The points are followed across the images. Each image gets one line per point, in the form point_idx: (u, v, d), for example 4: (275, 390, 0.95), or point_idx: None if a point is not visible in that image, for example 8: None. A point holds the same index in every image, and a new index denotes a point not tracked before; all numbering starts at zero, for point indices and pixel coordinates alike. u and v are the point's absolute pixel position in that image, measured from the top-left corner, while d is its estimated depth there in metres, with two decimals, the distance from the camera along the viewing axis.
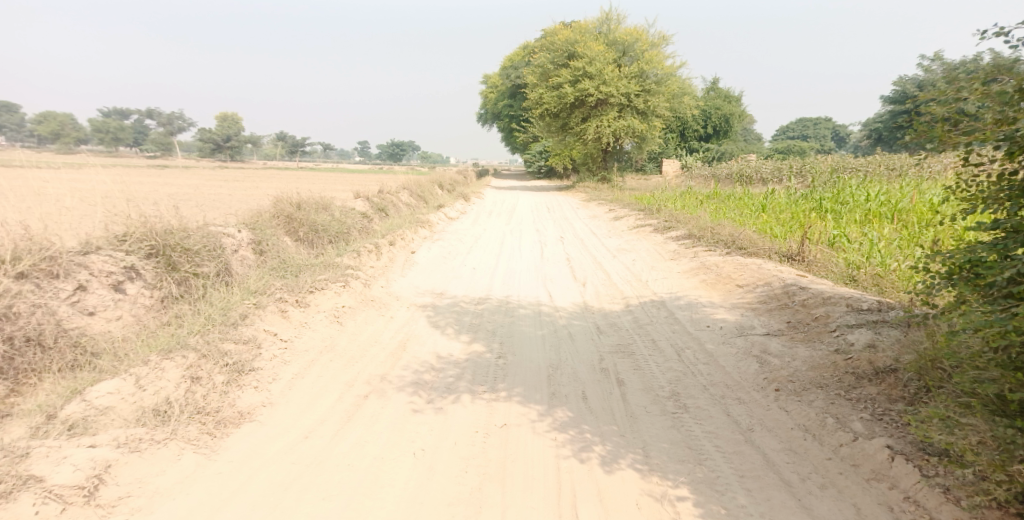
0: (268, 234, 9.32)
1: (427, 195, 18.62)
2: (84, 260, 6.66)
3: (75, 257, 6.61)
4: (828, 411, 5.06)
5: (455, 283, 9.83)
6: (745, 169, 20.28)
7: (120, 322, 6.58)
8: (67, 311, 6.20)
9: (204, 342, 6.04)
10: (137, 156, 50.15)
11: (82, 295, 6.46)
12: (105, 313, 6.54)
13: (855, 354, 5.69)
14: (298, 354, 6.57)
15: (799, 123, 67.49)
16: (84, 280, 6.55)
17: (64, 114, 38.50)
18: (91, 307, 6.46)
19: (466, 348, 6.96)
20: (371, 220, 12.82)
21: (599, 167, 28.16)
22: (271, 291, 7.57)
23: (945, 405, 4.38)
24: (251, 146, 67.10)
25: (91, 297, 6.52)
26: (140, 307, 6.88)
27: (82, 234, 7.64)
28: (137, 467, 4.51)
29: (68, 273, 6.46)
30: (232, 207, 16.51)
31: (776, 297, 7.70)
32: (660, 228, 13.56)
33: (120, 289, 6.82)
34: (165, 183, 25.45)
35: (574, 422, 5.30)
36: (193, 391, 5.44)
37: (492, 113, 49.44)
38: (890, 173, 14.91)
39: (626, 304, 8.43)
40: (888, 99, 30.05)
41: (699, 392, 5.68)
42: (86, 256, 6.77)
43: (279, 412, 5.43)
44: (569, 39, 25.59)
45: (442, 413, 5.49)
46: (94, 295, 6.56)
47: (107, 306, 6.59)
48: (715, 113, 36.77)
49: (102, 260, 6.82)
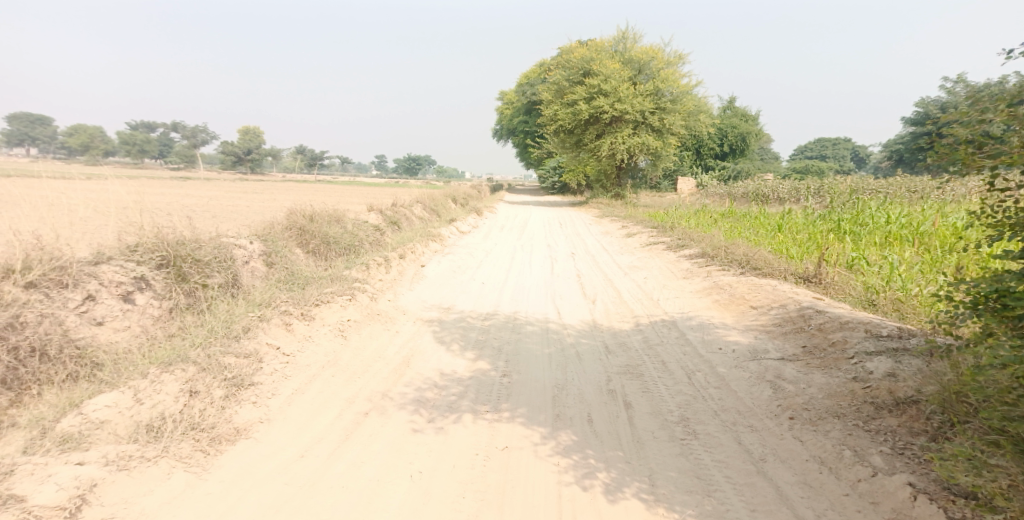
0: (279, 246, 9.26)
1: (441, 209, 18.58)
2: (93, 270, 6.59)
3: (85, 267, 6.55)
4: (844, 442, 4.84)
5: (463, 298, 9.69)
6: (761, 188, 20.06)
7: (127, 332, 6.49)
8: (74, 321, 6.12)
9: (206, 355, 5.92)
10: (157, 167, 50.70)
11: (90, 305, 6.38)
12: (112, 324, 6.45)
13: (874, 382, 5.47)
14: (300, 368, 6.45)
15: (817, 143, 67.04)
16: (93, 289, 6.48)
17: (94, 127, 39.33)
18: (99, 317, 6.37)
19: (470, 366, 6.80)
20: (383, 234, 12.74)
21: (613, 184, 28.03)
22: (276, 303, 7.47)
23: (971, 443, 4.18)
24: (270, 158, 67.80)
25: (100, 307, 6.44)
26: (147, 318, 6.79)
27: (95, 243, 7.60)
28: (124, 486, 4.40)
29: (77, 282, 6.40)
30: (249, 218, 16.55)
31: (791, 320, 7.49)
32: (673, 246, 13.37)
33: (129, 299, 6.73)
34: (187, 194, 25.75)
35: (578, 447, 5.12)
36: (190, 405, 5.32)
37: (508, 129, 49.58)
38: (911, 195, 14.65)
39: (636, 324, 8.24)
40: (909, 120, 29.75)
41: (710, 418, 5.48)
42: (97, 266, 6.71)
43: (276, 428, 5.29)
44: (585, 56, 25.63)
45: (442, 433, 5.32)
46: (102, 305, 6.48)
47: (115, 316, 6.51)
48: (731, 132, 36.59)
49: (112, 270, 6.76)
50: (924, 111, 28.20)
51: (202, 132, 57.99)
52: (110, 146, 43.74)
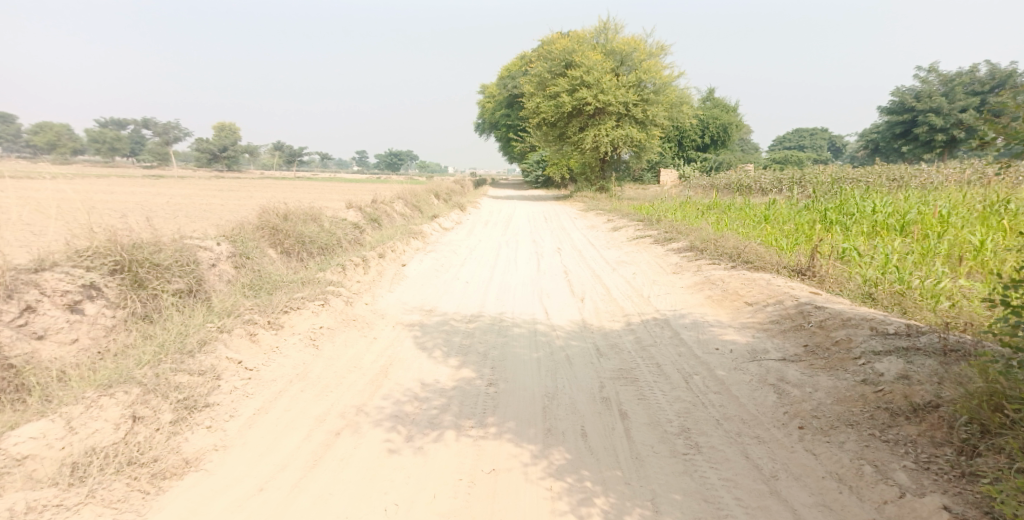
0: (249, 247, 8.68)
1: (422, 205, 18.02)
2: (34, 279, 6.01)
3: (24, 276, 5.97)
4: (862, 456, 4.44)
5: (445, 299, 9.19)
6: (744, 179, 19.70)
7: (75, 346, 5.98)
8: (11, 335, 5.60)
9: (154, 374, 5.49)
10: (131, 166, 49.54)
11: (31, 317, 5.83)
12: (57, 337, 5.92)
13: (886, 386, 5.05)
14: (264, 385, 5.94)
15: (796, 134, 67.20)
16: (34, 300, 5.91)
17: (61, 125, 38.24)
18: (40, 330, 5.83)
19: (453, 374, 6.30)
20: (362, 231, 12.19)
21: (597, 177, 27.57)
22: (240, 312, 6.91)
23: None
24: (248, 156, 66.87)
25: (42, 319, 5.89)
26: (99, 329, 6.25)
27: (42, 248, 6.98)
28: None
29: (14, 293, 5.82)
30: (221, 218, 15.87)
31: (789, 317, 7.05)
32: (659, 240, 12.96)
33: (76, 309, 6.17)
34: (155, 194, 24.95)
35: (573, 467, 4.68)
36: (132, 433, 4.95)
37: (489, 124, 48.98)
38: (892, 181, 14.29)
39: (626, 323, 7.80)
40: (884, 109, 29.70)
41: (712, 428, 5.04)
42: (38, 274, 6.13)
43: (234, 457, 4.90)
44: (566, 48, 25.10)
45: (421, 454, 4.89)
46: (45, 317, 5.93)
47: (61, 329, 5.98)
48: (712, 123, 36.29)
49: (56, 278, 6.17)
50: (900, 99, 28.23)
51: (175, 129, 55.65)
52: (81, 145, 42.43)
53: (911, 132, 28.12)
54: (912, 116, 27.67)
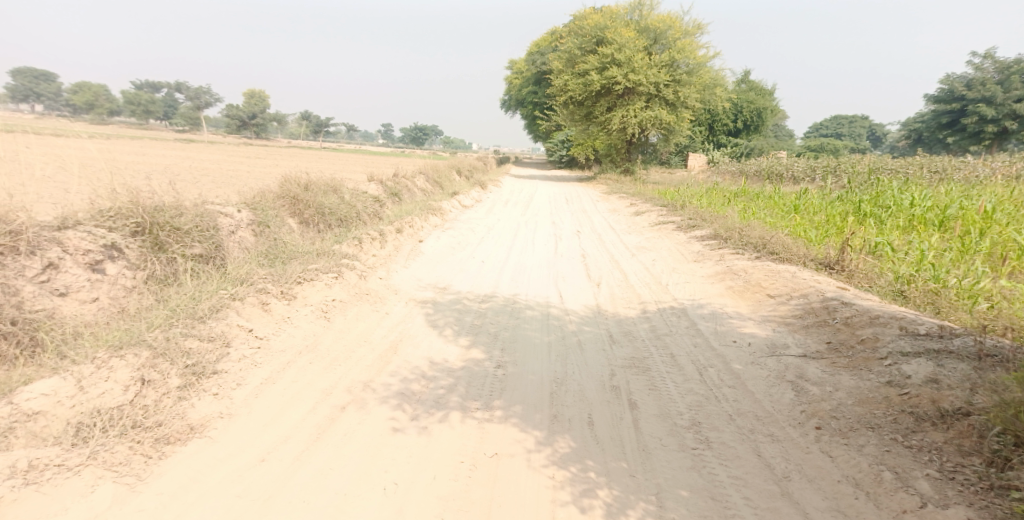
0: (269, 215, 8.62)
1: (444, 180, 17.88)
2: (57, 236, 5.99)
3: (47, 233, 5.95)
4: (882, 462, 4.26)
5: (461, 277, 9.06)
6: (775, 167, 19.22)
7: (95, 305, 5.96)
8: (33, 292, 5.59)
9: (165, 338, 5.45)
10: (164, 129, 50.17)
11: (53, 274, 5.82)
12: (78, 295, 5.91)
13: (912, 389, 4.84)
14: (273, 355, 5.88)
15: (832, 122, 65.67)
16: (56, 257, 5.89)
17: (100, 85, 39.01)
18: (62, 287, 5.83)
19: (462, 354, 6.19)
20: (382, 205, 12.10)
21: (623, 159, 27.19)
22: (254, 280, 6.85)
23: None
24: (277, 125, 67.23)
25: (63, 277, 5.88)
26: (119, 290, 6.23)
27: (65, 206, 6.96)
28: (37, 503, 4.07)
29: (37, 249, 5.80)
30: (246, 184, 15.91)
31: (813, 312, 6.82)
32: (683, 226, 12.68)
33: (97, 269, 6.16)
34: (186, 157, 25.24)
35: (577, 456, 4.56)
36: (141, 397, 4.92)
37: (517, 101, 48.51)
38: (932, 174, 13.80)
39: (642, 310, 7.63)
40: (930, 97, 28.85)
41: (724, 424, 4.87)
42: (62, 232, 6.11)
43: (238, 426, 4.85)
44: (597, 24, 24.59)
45: (424, 434, 4.80)
46: (67, 274, 5.91)
47: (82, 287, 5.96)
48: (747, 107, 35.54)
49: (79, 237, 6.15)
50: (948, 88, 27.41)
51: (208, 95, 55.79)
52: (116, 107, 43.05)
53: (959, 123, 27.28)
54: (960, 106, 26.85)
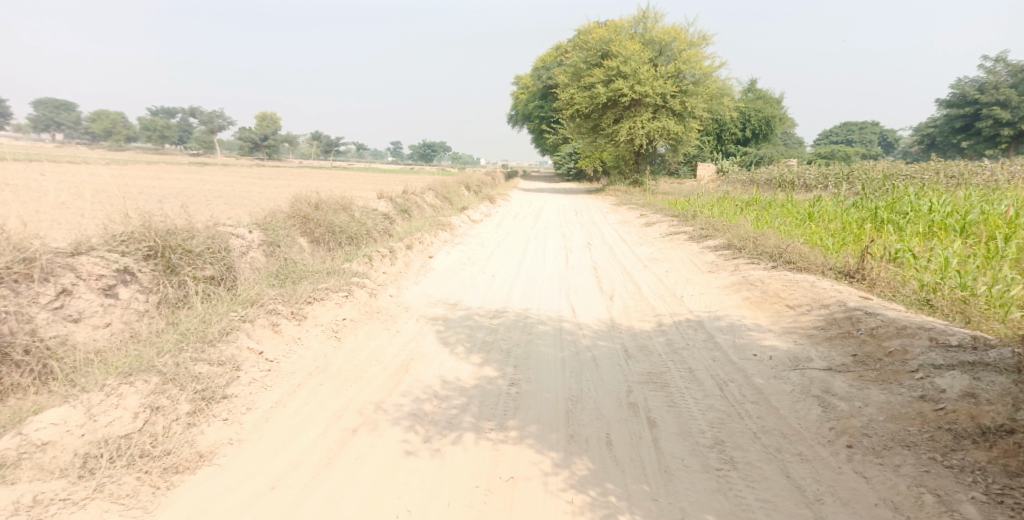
0: (280, 235, 8.53)
1: (453, 196, 17.81)
2: (70, 262, 5.91)
3: (60, 259, 5.86)
4: (921, 483, 4.07)
5: (471, 293, 8.92)
6: (786, 175, 19.00)
7: (108, 330, 5.87)
8: (46, 318, 5.50)
9: (174, 363, 5.32)
10: (177, 153, 50.73)
11: (66, 300, 5.72)
12: (91, 320, 5.81)
13: (948, 404, 4.65)
14: (283, 377, 5.75)
15: (842, 128, 65.30)
16: (69, 283, 5.80)
17: (117, 112, 39.65)
18: (75, 313, 5.73)
19: (475, 372, 6.03)
20: (392, 222, 12.01)
21: (631, 170, 27.07)
22: (264, 301, 6.74)
23: None
24: (288, 145, 67.78)
25: (76, 302, 5.77)
26: (132, 314, 6.13)
27: (78, 231, 6.89)
28: None
29: (50, 276, 5.72)
30: (258, 205, 15.92)
31: (836, 323, 6.61)
32: (695, 236, 12.49)
33: (110, 294, 6.06)
34: (198, 180, 25.43)
35: (597, 478, 4.38)
36: (150, 424, 4.79)
37: (524, 116, 48.62)
38: (948, 180, 13.56)
39: (658, 323, 7.45)
40: (942, 102, 28.56)
41: (749, 442, 4.68)
42: (75, 257, 6.03)
43: (248, 452, 4.71)
44: (603, 38, 24.57)
45: (438, 457, 4.63)
46: (80, 300, 5.82)
47: (95, 312, 5.87)
48: (755, 116, 35.35)
49: (92, 262, 6.06)
50: (960, 92, 27.14)
51: (220, 119, 56.34)
52: (131, 132, 43.65)
53: (973, 126, 26.96)
54: (974, 109, 26.55)
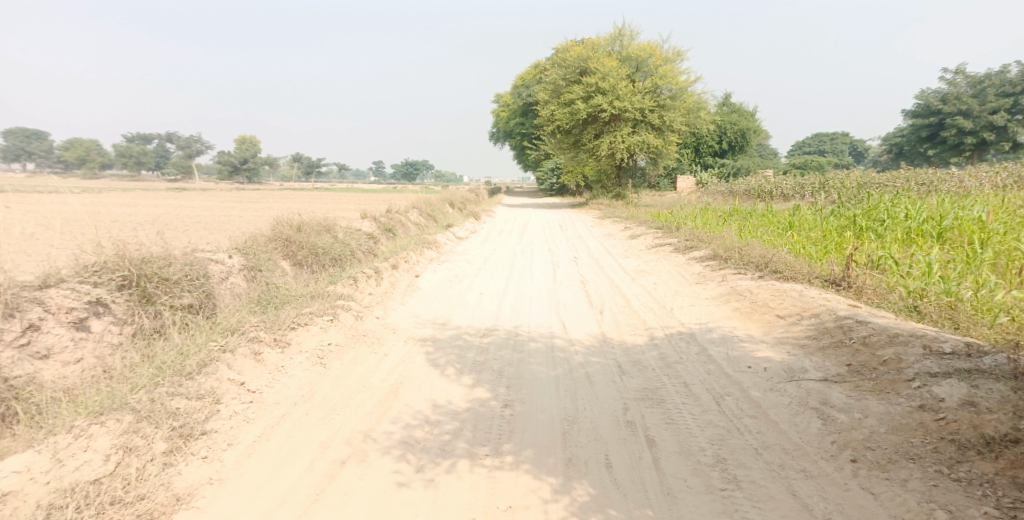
0: (262, 259, 8.34)
1: (437, 214, 17.68)
2: (38, 296, 5.68)
3: (27, 293, 5.64)
4: (931, 499, 3.97)
5: (458, 312, 8.77)
6: (764, 185, 19.10)
7: (79, 366, 5.64)
8: (12, 357, 5.27)
9: (149, 399, 5.12)
10: (155, 179, 50.29)
11: (33, 336, 5.49)
12: (61, 357, 5.58)
13: (949, 414, 4.57)
14: (266, 408, 5.55)
15: (816, 139, 66.15)
16: (37, 318, 5.57)
17: (91, 141, 39.22)
18: (43, 349, 5.50)
19: (466, 395, 5.87)
20: (376, 242, 11.84)
21: (613, 184, 27.13)
22: (245, 328, 6.54)
23: None
24: (267, 168, 67.38)
25: (45, 338, 5.55)
26: (105, 347, 5.90)
27: (48, 262, 6.66)
28: None
29: (17, 311, 5.49)
30: (238, 229, 15.69)
31: (828, 332, 6.52)
32: (680, 247, 12.44)
33: (81, 327, 5.83)
34: (178, 206, 25.17)
35: (598, 505, 4.24)
36: (122, 466, 4.58)
37: (505, 133, 48.74)
38: (920, 186, 13.68)
39: (649, 337, 7.33)
40: (907, 113, 28.97)
41: (751, 460, 4.56)
42: (44, 290, 5.80)
43: (230, 491, 4.51)
44: (580, 55, 24.70)
45: (431, 488, 4.46)
46: (49, 335, 5.59)
47: (65, 348, 5.64)
48: (730, 129, 35.70)
49: (62, 295, 5.83)
50: (924, 102, 27.54)
51: (198, 144, 55.95)
52: (107, 160, 43.21)
53: (939, 136, 27.37)
54: (938, 119, 26.97)
